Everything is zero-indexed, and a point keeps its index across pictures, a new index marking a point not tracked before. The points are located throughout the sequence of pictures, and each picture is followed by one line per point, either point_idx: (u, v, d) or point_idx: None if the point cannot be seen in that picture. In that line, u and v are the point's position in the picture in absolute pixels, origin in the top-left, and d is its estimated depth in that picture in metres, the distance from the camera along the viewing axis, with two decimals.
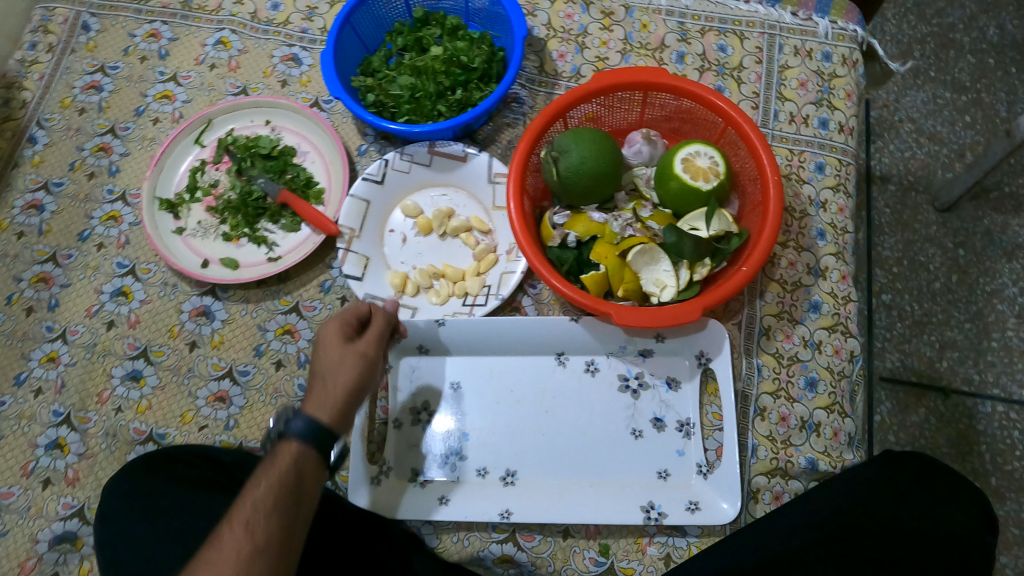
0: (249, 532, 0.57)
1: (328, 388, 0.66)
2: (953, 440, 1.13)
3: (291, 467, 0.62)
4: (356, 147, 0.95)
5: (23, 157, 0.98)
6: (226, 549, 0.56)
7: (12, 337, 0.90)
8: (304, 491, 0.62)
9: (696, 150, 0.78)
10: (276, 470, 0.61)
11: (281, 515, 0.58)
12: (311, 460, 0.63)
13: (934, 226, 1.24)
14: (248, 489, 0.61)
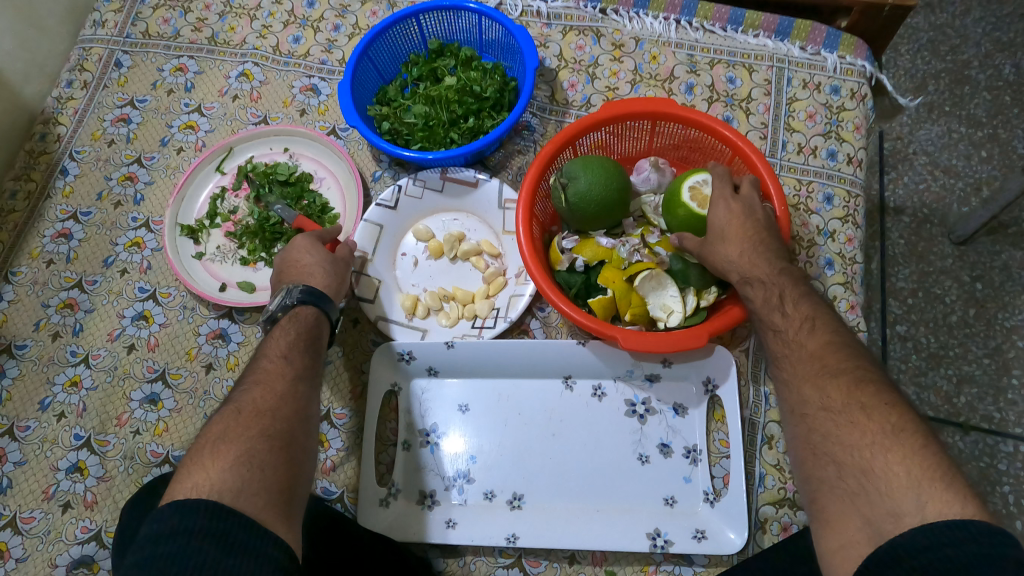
0: (289, 361, 0.68)
1: (327, 269, 0.79)
2: (973, 477, 1.10)
3: (313, 321, 0.75)
4: (371, 174, 0.97)
5: (54, 188, 1.02)
6: (273, 372, 0.67)
7: (38, 362, 0.92)
8: (322, 348, 0.74)
9: (703, 178, 0.77)
10: (301, 320, 0.74)
11: (312, 356, 0.71)
12: (326, 322, 0.76)
13: (950, 259, 1.23)
14: (274, 335, 0.72)
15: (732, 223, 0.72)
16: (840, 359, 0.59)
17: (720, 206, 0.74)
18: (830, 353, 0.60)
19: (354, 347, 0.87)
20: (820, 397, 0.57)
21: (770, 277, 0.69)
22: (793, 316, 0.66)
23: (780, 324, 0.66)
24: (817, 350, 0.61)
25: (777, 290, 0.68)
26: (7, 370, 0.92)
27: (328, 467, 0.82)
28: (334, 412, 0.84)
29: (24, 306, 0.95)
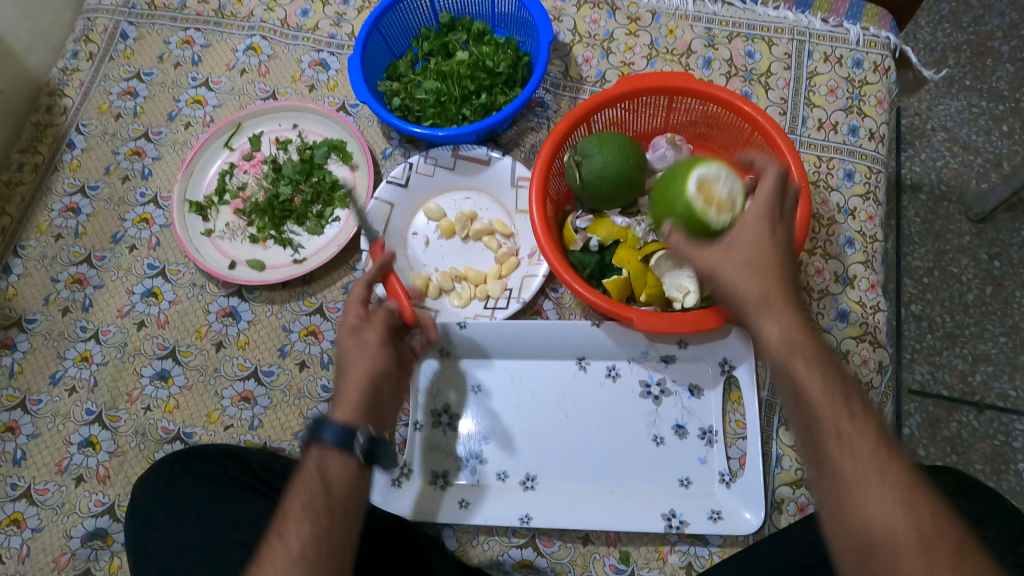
0: (285, 539, 0.57)
1: (355, 381, 0.65)
2: (987, 456, 1.10)
3: (315, 474, 0.61)
4: (381, 151, 0.95)
5: (61, 162, 1.01)
6: (267, 562, 0.56)
7: (49, 336, 0.92)
8: (338, 506, 0.59)
9: (711, 174, 0.65)
10: (301, 482, 0.60)
11: (317, 525, 0.57)
12: (332, 458, 0.61)
13: (968, 237, 1.21)
14: (280, 503, 0.60)
15: (775, 260, 0.59)
16: (905, 469, 0.49)
17: (758, 218, 0.60)
18: (895, 466, 0.48)
19: None
20: (880, 506, 0.47)
21: (812, 339, 0.56)
22: (855, 409, 0.51)
23: (844, 418, 0.51)
24: (880, 455, 0.49)
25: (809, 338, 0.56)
26: (19, 343, 0.92)
27: None
28: None
29: (33, 280, 0.95)
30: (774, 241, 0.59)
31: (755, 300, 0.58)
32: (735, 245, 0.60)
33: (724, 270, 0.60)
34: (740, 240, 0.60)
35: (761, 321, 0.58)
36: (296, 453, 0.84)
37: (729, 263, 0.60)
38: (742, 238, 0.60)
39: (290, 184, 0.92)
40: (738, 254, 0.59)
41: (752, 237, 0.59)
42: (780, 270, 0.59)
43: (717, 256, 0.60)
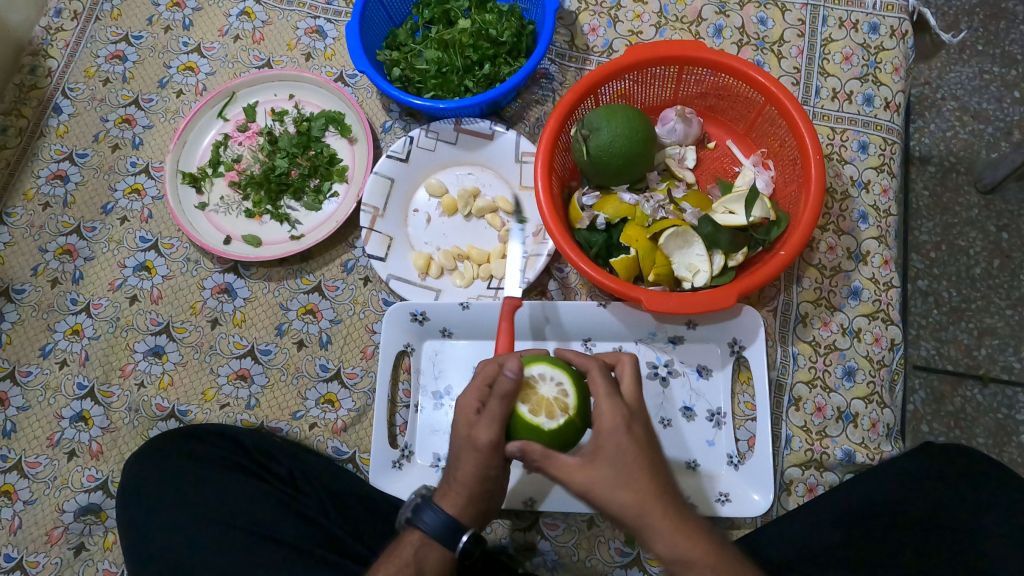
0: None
1: (468, 483, 0.61)
2: (990, 429, 1.07)
3: (412, 558, 0.61)
4: (381, 124, 0.92)
5: (47, 127, 0.98)
6: None
7: (38, 308, 0.90)
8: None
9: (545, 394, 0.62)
10: (397, 558, 0.61)
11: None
12: (432, 548, 0.61)
13: (977, 209, 1.15)
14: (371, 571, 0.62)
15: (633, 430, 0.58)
16: None
17: (624, 450, 0.56)
18: None
19: (366, 305, 0.86)
20: None
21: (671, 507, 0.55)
22: None
23: None
24: None
25: (687, 534, 0.54)
26: (6, 314, 0.90)
27: (339, 427, 0.82)
28: (345, 371, 0.84)
29: (21, 250, 0.92)
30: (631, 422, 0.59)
31: (629, 519, 0.55)
32: (602, 462, 0.56)
33: (596, 495, 0.55)
34: (600, 463, 0.56)
35: (647, 537, 0.54)
36: (294, 432, 0.82)
37: (601, 486, 0.55)
38: (607, 447, 0.57)
39: (287, 157, 0.89)
40: (607, 471, 0.56)
41: (618, 468, 0.56)
42: (643, 452, 0.57)
43: (586, 473, 0.56)
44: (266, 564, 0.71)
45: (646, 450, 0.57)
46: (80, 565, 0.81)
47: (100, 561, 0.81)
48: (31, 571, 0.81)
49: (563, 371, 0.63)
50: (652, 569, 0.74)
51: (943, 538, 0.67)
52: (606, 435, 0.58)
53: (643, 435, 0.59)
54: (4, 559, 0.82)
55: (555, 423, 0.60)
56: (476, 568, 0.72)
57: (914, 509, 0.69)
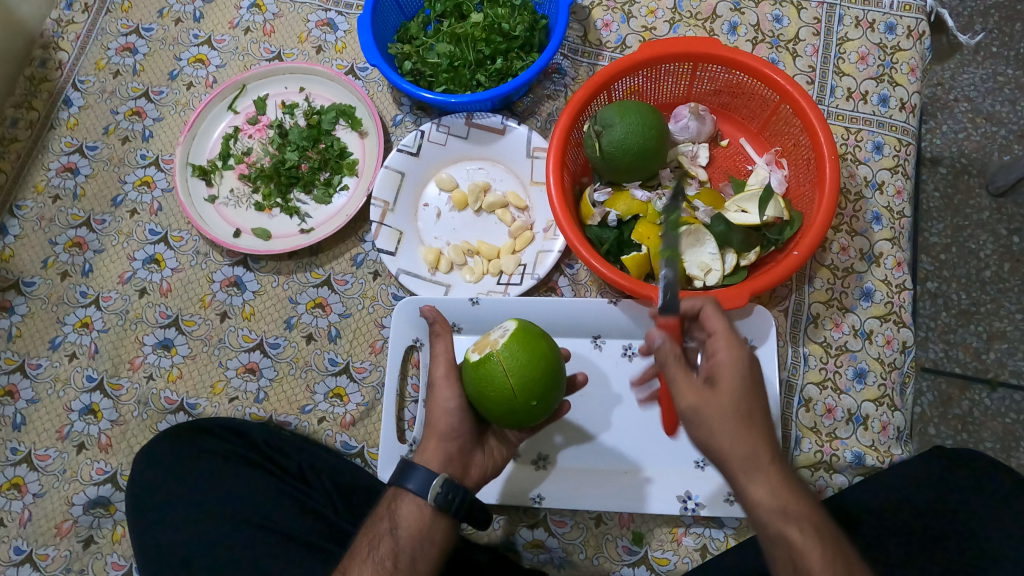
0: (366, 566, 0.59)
1: (433, 423, 0.64)
2: (999, 434, 1.06)
3: (387, 512, 0.62)
4: (391, 118, 0.92)
5: (57, 119, 0.97)
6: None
7: (47, 300, 0.90)
8: (403, 552, 0.59)
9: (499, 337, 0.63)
10: (376, 516, 0.62)
11: (380, 570, 0.58)
12: (405, 499, 0.61)
13: (988, 212, 1.14)
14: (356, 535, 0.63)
15: (749, 371, 0.57)
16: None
17: (739, 376, 0.56)
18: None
19: (375, 300, 0.86)
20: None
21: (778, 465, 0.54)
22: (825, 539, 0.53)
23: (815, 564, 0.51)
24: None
25: (792, 490, 0.54)
26: (16, 307, 0.90)
27: (347, 421, 0.82)
28: (353, 365, 0.84)
29: (31, 242, 0.92)
30: (748, 377, 0.56)
31: (744, 462, 0.53)
32: (724, 392, 0.55)
33: (711, 419, 0.54)
34: (723, 386, 0.55)
35: (754, 481, 0.53)
36: (301, 427, 0.82)
37: (718, 410, 0.54)
38: (729, 384, 0.55)
39: (297, 151, 0.89)
40: (728, 403, 0.54)
41: (745, 391, 0.55)
42: (756, 391, 0.57)
43: (707, 397, 0.55)
44: (272, 558, 0.71)
45: (763, 403, 0.56)
46: (89, 558, 0.81)
47: (109, 554, 0.81)
48: (40, 564, 0.81)
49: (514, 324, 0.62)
50: (660, 568, 0.74)
51: (955, 542, 0.67)
52: (728, 363, 0.57)
53: (760, 396, 0.57)
54: (13, 552, 0.82)
55: (481, 360, 0.60)
56: (484, 564, 0.73)
57: (925, 513, 0.69)
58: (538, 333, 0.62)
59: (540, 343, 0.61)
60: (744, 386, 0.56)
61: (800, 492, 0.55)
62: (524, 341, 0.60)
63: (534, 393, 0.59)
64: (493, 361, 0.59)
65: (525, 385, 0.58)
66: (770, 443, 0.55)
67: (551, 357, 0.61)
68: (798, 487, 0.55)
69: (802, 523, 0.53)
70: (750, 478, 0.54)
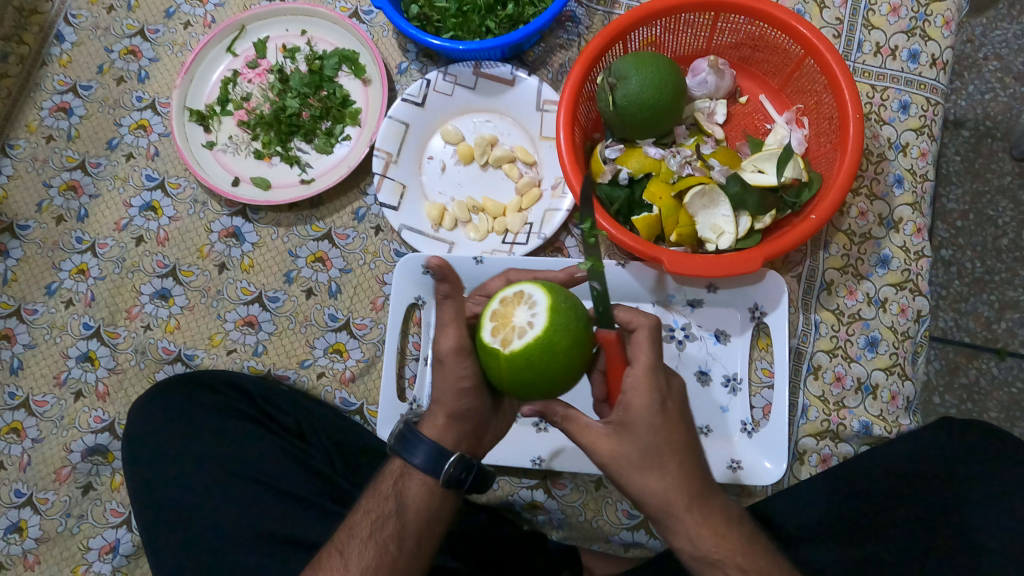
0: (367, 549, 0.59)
1: (444, 398, 0.60)
2: (1004, 404, 1.03)
3: (391, 491, 0.61)
4: (397, 65, 0.88)
5: (50, 56, 0.93)
6: (353, 557, 0.59)
7: (42, 245, 0.88)
8: (410, 536, 0.59)
9: (526, 320, 0.54)
10: (380, 494, 0.61)
11: (383, 552, 0.59)
12: (412, 477, 0.61)
13: (1011, 176, 1.07)
14: (356, 511, 0.62)
15: (660, 414, 0.54)
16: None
17: (644, 425, 0.54)
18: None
19: (377, 256, 0.83)
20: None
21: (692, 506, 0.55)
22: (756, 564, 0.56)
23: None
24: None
25: (714, 533, 0.55)
26: (11, 250, 0.89)
27: (347, 377, 0.81)
28: (354, 321, 0.82)
29: (25, 184, 0.90)
30: (655, 422, 0.54)
31: (658, 509, 0.55)
32: (628, 443, 0.54)
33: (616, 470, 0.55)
34: (627, 435, 0.54)
35: (673, 528, 0.55)
36: (301, 381, 0.81)
37: (622, 464, 0.54)
38: (633, 434, 0.54)
39: (298, 98, 0.85)
40: (634, 454, 0.54)
41: (655, 441, 0.54)
42: (667, 433, 0.54)
43: (610, 450, 0.54)
44: (271, 511, 0.72)
45: (679, 444, 0.55)
46: (88, 504, 0.82)
47: (108, 502, 0.82)
48: (41, 507, 0.83)
49: (546, 323, 0.53)
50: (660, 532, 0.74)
51: (956, 515, 0.66)
52: (638, 409, 0.54)
53: (676, 435, 0.55)
54: (14, 494, 0.83)
55: (493, 343, 0.54)
56: (482, 523, 0.74)
57: (930, 485, 0.68)
58: (567, 346, 0.52)
59: (557, 362, 0.52)
60: (647, 433, 0.54)
61: (726, 529, 0.56)
62: (537, 355, 0.52)
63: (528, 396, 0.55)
64: (500, 358, 0.54)
65: (519, 390, 0.55)
66: (684, 488, 0.54)
67: (564, 372, 0.53)
68: (723, 524, 0.55)
69: (726, 569, 0.55)
70: (664, 519, 0.55)
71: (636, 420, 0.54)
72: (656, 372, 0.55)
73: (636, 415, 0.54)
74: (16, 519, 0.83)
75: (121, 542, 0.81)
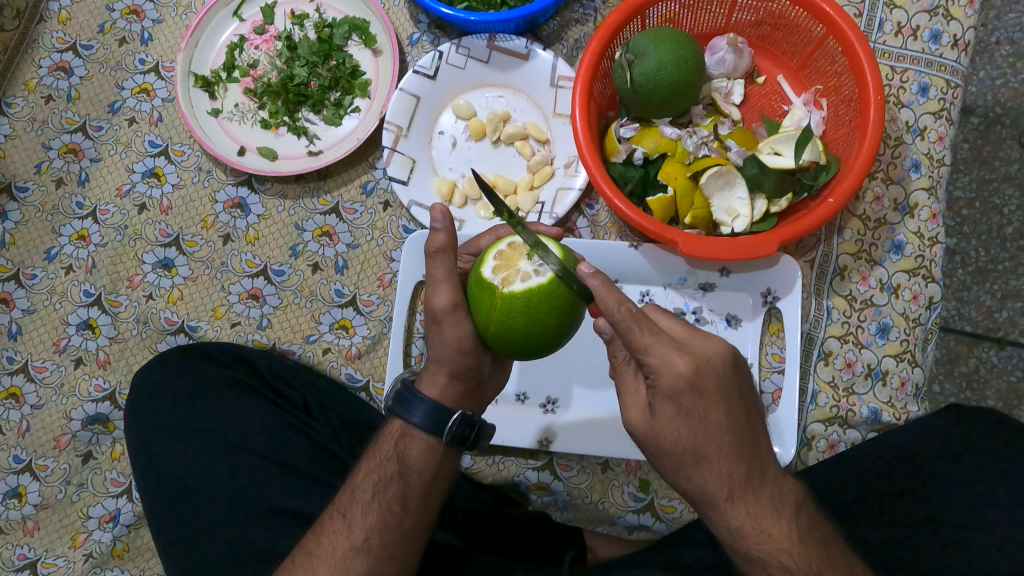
0: (373, 514, 0.58)
1: (443, 358, 0.58)
2: (1001, 393, 1.02)
3: (392, 452, 0.60)
4: (408, 35, 0.86)
5: (47, 12, 0.90)
6: (357, 525, 0.58)
7: (42, 209, 0.87)
8: (414, 496, 0.59)
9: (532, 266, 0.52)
10: (381, 455, 0.60)
11: (387, 516, 0.58)
12: (413, 437, 0.59)
13: (1018, 164, 1.04)
14: (357, 474, 0.61)
15: (695, 396, 0.51)
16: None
17: (676, 408, 0.51)
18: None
19: (385, 231, 0.82)
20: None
21: (732, 493, 0.53)
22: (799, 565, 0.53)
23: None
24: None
25: (758, 521, 0.53)
26: (9, 213, 0.87)
27: (353, 354, 0.80)
28: (361, 298, 0.81)
29: (23, 144, 0.88)
30: (689, 405, 0.51)
31: (699, 499, 0.54)
32: (658, 427, 0.53)
33: (651, 450, 0.54)
34: (659, 423, 0.53)
35: (714, 520, 0.54)
36: (306, 356, 0.81)
37: (656, 444, 0.54)
38: (665, 418, 0.52)
39: (306, 66, 0.83)
40: (664, 439, 0.53)
41: (688, 432, 0.52)
42: (703, 415, 0.52)
43: (643, 430, 0.54)
44: (275, 486, 0.71)
45: (717, 429, 0.52)
46: (88, 472, 0.82)
47: (108, 471, 0.82)
48: (40, 474, 0.82)
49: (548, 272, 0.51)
50: (665, 515, 0.73)
51: (963, 502, 0.66)
52: (663, 397, 0.52)
53: (712, 419, 0.52)
54: (13, 460, 0.83)
55: (492, 280, 0.52)
56: (487, 503, 0.74)
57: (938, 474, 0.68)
58: (564, 301, 0.51)
59: (551, 314, 0.51)
60: (680, 415, 0.52)
61: (775, 523, 0.53)
62: (533, 303, 0.50)
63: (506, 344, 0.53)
64: (494, 296, 0.52)
65: (501, 336, 0.53)
66: (724, 478, 0.52)
67: (553, 329, 0.52)
68: (770, 515, 0.53)
69: (767, 568, 0.53)
70: (702, 504, 0.54)
71: (664, 402, 0.51)
72: (679, 351, 0.51)
73: (666, 397, 0.51)
74: (14, 485, 0.82)
75: (121, 512, 0.81)
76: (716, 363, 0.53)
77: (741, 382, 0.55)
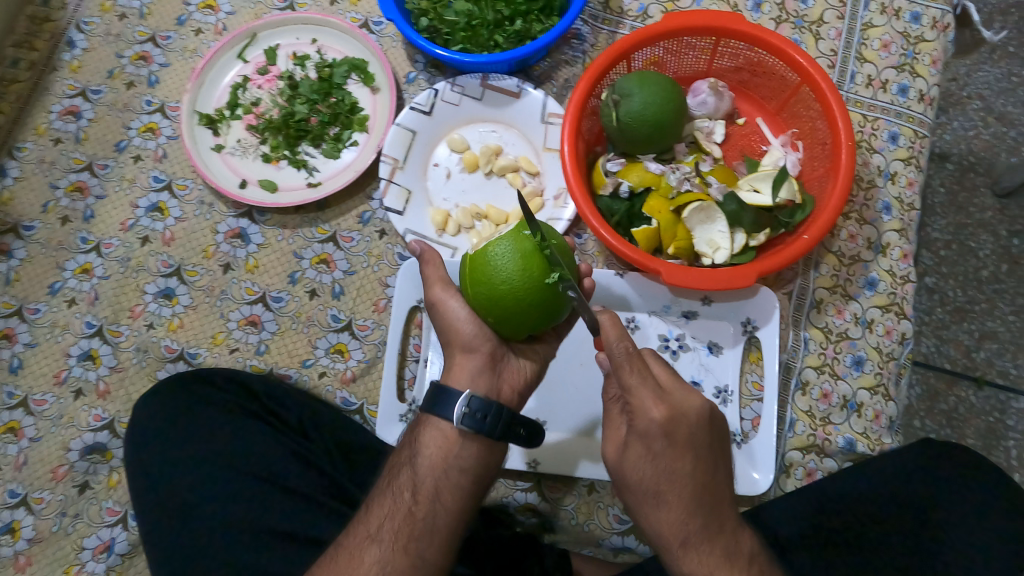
0: (391, 501, 0.61)
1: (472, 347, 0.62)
2: (981, 432, 1.04)
3: (410, 442, 0.63)
4: (405, 74, 0.90)
5: (60, 61, 0.95)
6: (374, 511, 0.61)
7: (47, 245, 0.89)
8: (423, 484, 0.60)
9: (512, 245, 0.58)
10: (404, 446, 0.64)
11: (398, 502, 0.61)
12: (432, 426, 0.61)
13: (990, 212, 1.09)
14: (390, 465, 0.64)
15: (665, 442, 0.55)
16: None
17: (644, 447, 0.56)
18: None
19: (381, 259, 0.85)
20: None
21: (687, 538, 0.55)
22: None
23: None
24: None
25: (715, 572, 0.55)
26: (15, 251, 0.89)
27: (348, 377, 0.83)
28: (356, 323, 0.84)
29: (31, 185, 0.91)
30: (657, 446, 0.55)
31: (657, 542, 0.57)
32: (625, 462, 0.57)
33: (619, 483, 0.58)
34: (629, 461, 0.57)
35: (670, 564, 0.56)
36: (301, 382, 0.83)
37: (623, 479, 0.58)
38: (634, 454, 0.56)
39: (306, 104, 0.87)
40: (629, 474, 0.57)
41: (653, 473, 0.55)
42: (669, 459, 0.55)
43: (615, 463, 0.58)
44: (268, 511, 0.72)
45: (682, 476, 0.55)
46: (84, 503, 0.83)
47: (104, 500, 0.82)
48: (35, 507, 0.83)
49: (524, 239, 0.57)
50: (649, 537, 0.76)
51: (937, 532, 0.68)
52: (636, 436, 0.56)
53: (680, 465, 0.55)
54: (9, 494, 0.83)
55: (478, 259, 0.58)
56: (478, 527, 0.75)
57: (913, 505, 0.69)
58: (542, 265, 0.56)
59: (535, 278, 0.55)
60: (648, 455, 0.56)
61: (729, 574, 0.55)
62: (518, 268, 0.55)
63: (497, 314, 0.57)
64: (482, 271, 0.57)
65: (495, 308, 0.57)
66: (681, 524, 0.55)
67: (535, 298, 0.56)
68: (724, 566, 0.55)
69: None
70: (659, 545, 0.57)
71: (635, 440, 0.56)
72: (657, 399, 0.55)
73: (638, 437, 0.56)
74: (10, 520, 0.83)
75: (116, 541, 0.81)
76: (692, 418, 0.56)
77: (714, 438, 0.59)
